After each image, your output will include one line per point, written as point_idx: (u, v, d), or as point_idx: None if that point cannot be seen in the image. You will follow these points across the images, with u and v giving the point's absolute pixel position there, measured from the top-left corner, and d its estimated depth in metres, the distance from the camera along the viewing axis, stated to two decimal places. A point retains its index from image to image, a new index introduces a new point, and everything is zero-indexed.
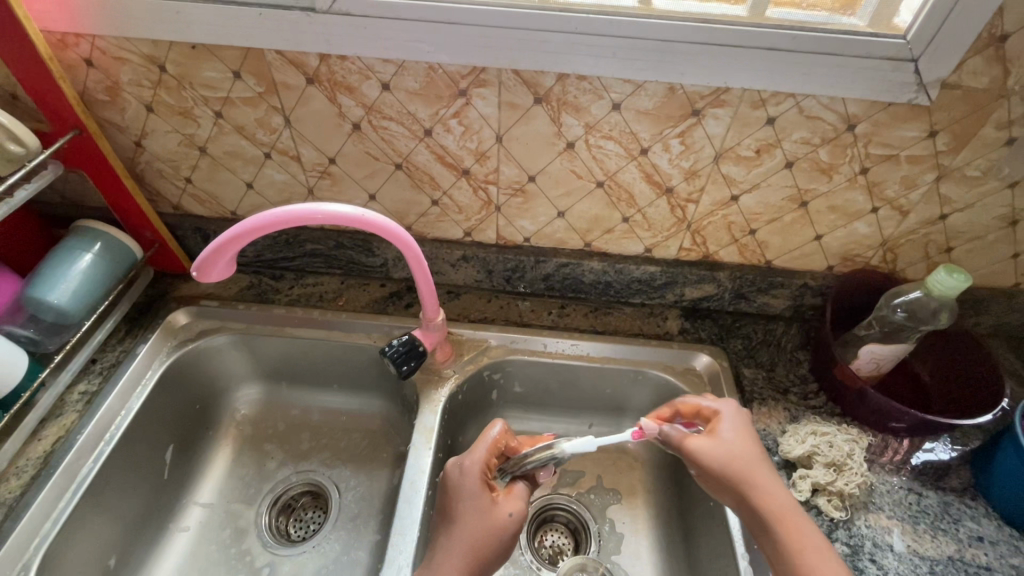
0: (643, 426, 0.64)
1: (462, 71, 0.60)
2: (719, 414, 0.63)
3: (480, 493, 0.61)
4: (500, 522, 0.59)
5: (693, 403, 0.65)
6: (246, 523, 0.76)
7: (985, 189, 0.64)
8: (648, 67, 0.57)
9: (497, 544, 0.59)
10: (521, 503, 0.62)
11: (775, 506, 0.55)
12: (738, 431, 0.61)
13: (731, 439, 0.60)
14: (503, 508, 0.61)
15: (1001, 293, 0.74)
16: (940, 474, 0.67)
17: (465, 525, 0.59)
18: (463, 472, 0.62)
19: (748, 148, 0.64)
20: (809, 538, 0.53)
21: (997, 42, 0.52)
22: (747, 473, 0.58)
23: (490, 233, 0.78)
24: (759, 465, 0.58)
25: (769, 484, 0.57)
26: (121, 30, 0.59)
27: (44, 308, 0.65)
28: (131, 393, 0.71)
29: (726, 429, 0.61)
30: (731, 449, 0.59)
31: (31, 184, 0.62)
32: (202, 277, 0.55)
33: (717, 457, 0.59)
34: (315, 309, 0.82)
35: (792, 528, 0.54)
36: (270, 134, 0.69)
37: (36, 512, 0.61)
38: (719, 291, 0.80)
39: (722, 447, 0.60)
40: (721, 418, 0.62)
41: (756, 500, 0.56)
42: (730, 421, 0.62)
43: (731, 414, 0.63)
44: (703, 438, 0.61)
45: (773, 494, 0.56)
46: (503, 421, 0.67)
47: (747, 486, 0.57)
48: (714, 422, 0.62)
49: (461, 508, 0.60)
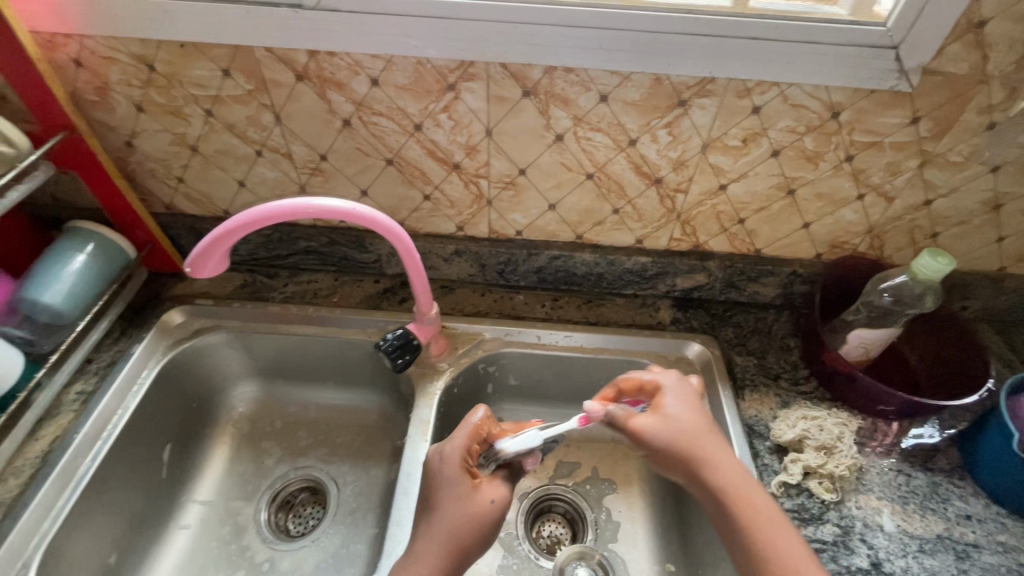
0: (587, 410, 0.62)
1: (450, 65, 0.60)
2: (662, 387, 0.63)
3: (461, 481, 0.61)
4: (481, 509, 0.60)
5: (634, 379, 0.64)
6: (245, 519, 0.77)
7: (968, 174, 0.65)
8: (634, 58, 0.57)
9: (479, 531, 0.59)
10: (504, 490, 0.63)
11: (726, 479, 0.56)
12: (681, 404, 0.61)
13: (675, 412, 0.60)
14: (486, 496, 0.61)
15: (986, 277, 0.76)
16: (929, 455, 0.69)
17: (446, 513, 0.59)
18: (444, 460, 0.62)
19: (735, 138, 0.64)
20: (759, 511, 0.54)
21: (976, 28, 0.53)
22: (695, 448, 0.58)
23: (482, 227, 0.78)
24: (706, 439, 0.58)
25: (717, 458, 0.57)
26: (109, 28, 0.59)
27: (39, 309, 0.66)
28: (127, 391, 0.72)
29: (669, 403, 0.61)
30: (674, 425, 0.59)
31: (24, 185, 0.62)
32: (195, 273, 0.55)
33: (663, 435, 0.59)
34: (309, 305, 0.82)
35: (742, 501, 0.55)
36: (261, 132, 0.69)
37: (35, 511, 0.61)
38: (710, 280, 0.81)
39: (666, 423, 0.60)
40: (664, 392, 0.62)
41: (705, 475, 0.56)
42: (673, 395, 0.62)
43: (675, 387, 0.63)
44: (648, 416, 0.61)
45: (722, 467, 0.57)
46: (486, 407, 0.67)
47: (695, 461, 0.57)
48: (658, 397, 0.63)
49: (443, 496, 0.60)
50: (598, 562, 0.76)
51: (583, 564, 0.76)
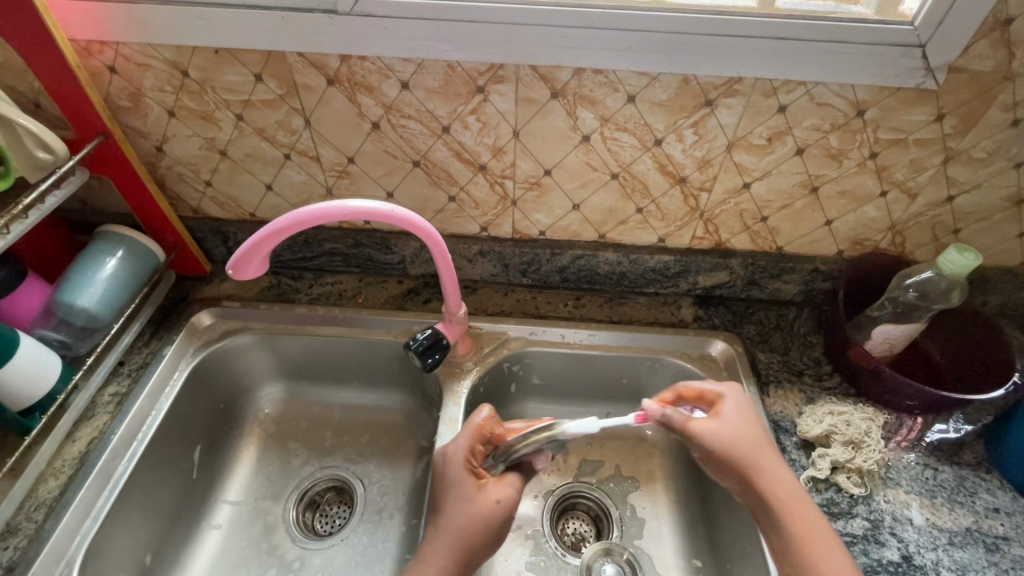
0: (645, 409, 0.63)
1: (480, 68, 0.61)
2: (723, 396, 0.64)
3: (463, 480, 0.63)
4: (485, 508, 0.61)
5: (695, 388, 0.65)
6: (275, 518, 0.78)
7: (991, 169, 0.66)
8: (663, 59, 0.58)
9: (486, 530, 0.60)
10: (511, 490, 0.63)
11: (778, 491, 0.57)
12: (742, 415, 0.62)
13: (736, 422, 0.62)
14: (489, 495, 0.62)
15: (1006, 272, 0.76)
16: (955, 450, 0.69)
17: (450, 512, 0.61)
18: (446, 461, 0.65)
19: (760, 137, 0.65)
20: (812, 524, 0.55)
21: (1003, 26, 0.54)
22: (750, 458, 0.59)
23: (506, 227, 0.79)
24: (762, 449, 0.60)
25: (774, 469, 0.58)
26: (144, 36, 0.60)
27: (74, 313, 0.67)
28: (160, 393, 0.73)
29: (730, 412, 0.62)
30: (734, 434, 0.61)
31: (60, 191, 0.63)
32: (237, 274, 0.56)
33: (724, 440, 0.60)
34: (334, 306, 0.83)
35: (797, 514, 0.56)
36: (290, 136, 0.70)
37: (76, 510, 0.62)
38: (732, 278, 0.82)
39: (727, 431, 0.61)
40: (725, 401, 0.64)
41: (761, 485, 0.58)
42: (733, 404, 0.63)
43: (734, 397, 0.64)
44: (709, 422, 0.62)
45: (779, 480, 0.58)
46: (490, 407, 0.69)
47: (752, 471, 0.58)
48: (718, 405, 0.64)
49: (447, 496, 0.62)
50: (626, 559, 0.77)
51: (609, 560, 0.77)
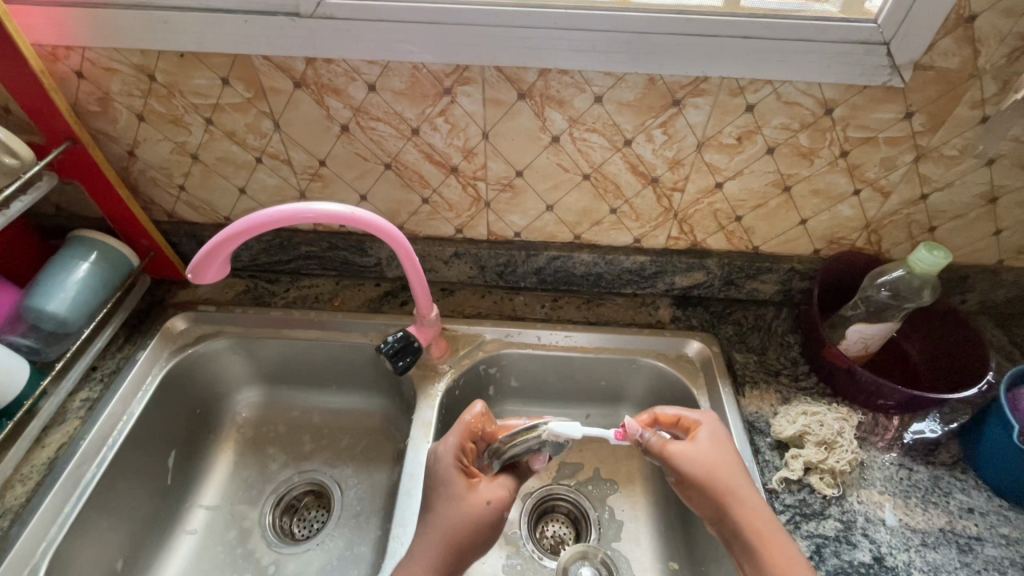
0: (626, 426, 0.62)
1: (446, 69, 0.61)
2: (700, 424, 0.63)
3: (455, 481, 0.61)
4: (477, 509, 0.60)
5: (672, 414, 0.65)
6: (251, 523, 0.77)
7: (963, 167, 0.65)
8: (627, 59, 0.58)
9: (477, 531, 0.59)
10: (503, 491, 0.62)
11: (750, 518, 0.56)
12: (715, 440, 0.62)
13: (709, 449, 0.61)
14: (482, 496, 0.61)
15: (982, 270, 0.76)
16: (930, 449, 0.69)
17: (441, 512, 0.60)
18: (438, 460, 0.63)
19: (729, 136, 0.65)
20: (781, 545, 0.55)
21: (966, 23, 0.54)
22: (724, 485, 0.58)
23: (481, 229, 0.79)
24: (736, 477, 0.59)
25: (744, 492, 0.58)
26: (109, 40, 0.60)
27: (43, 318, 0.67)
28: (132, 398, 0.72)
29: (705, 439, 0.62)
30: (706, 460, 0.60)
31: (27, 196, 0.63)
32: (198, 277, 0.56)
33: (699, 467, 0.59)
34: (311, 310, 0.83)
35: (769, 540, 0.55)
36: (260, 139, 0.70)
37: (43, 516, 0.62)
38: (709, 278, 0.82)
39: (701, 457, 0.60)
40: (701, 429, 0.63)
41: (735, 513, 0.57)
42: (709, 431, 0.62)
43: (711, 425, 0.63)
44: (684, 445, 0.61)
45: (749, 503, 0.57)
46: (482, 404, 0.67)
47: (725, 499, 0.58)
48: (694, 431, 0.63)
49: (441, 496, 0.61)
50: (602, 560, 0.76)
51: (586, 563, 0.76)
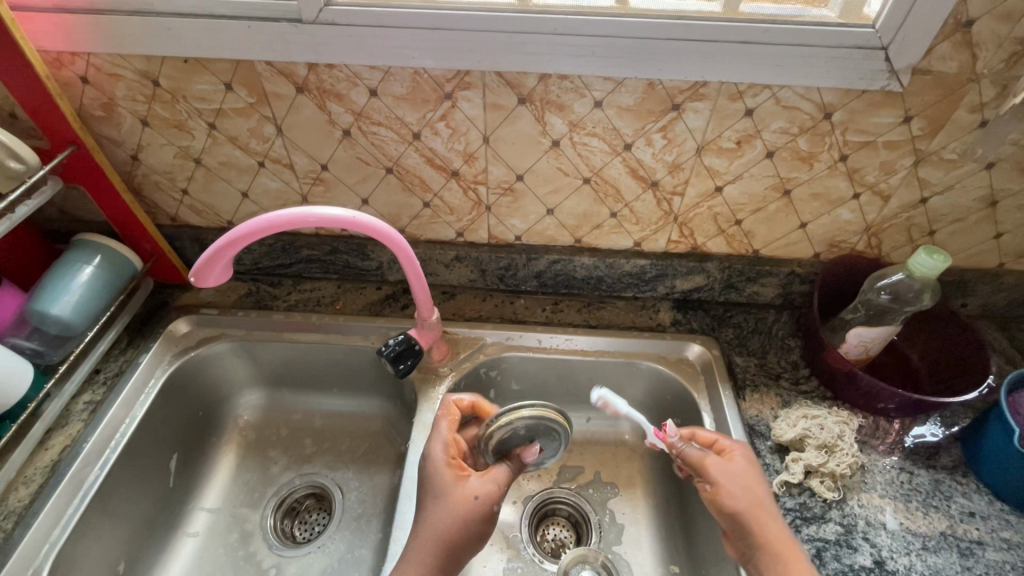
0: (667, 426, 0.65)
1: (447, 74, 0.61)
2: (737, 447, 0.62)
3: (444, 477, 0.62)
4: (465, 505, 0.60)
5: (711, 436, 0.64)
6: (252, 526, 0.77)
7: (962, 171, 0.66)
8: (627, 64, 0.58)
9: (467, 528, 0.59)
10: (494, 484, 0.62)
11: (777, 541, 0.55)
12: (750, 465, 0.61)
13: (745, 476, 0.59)
14: (470, 490, 0.61)
15: (983, 273, 0.76)
16: (931, 453, 0.69)
17: (431, 509, 0.60)
18: (428, 456, 0.64)
19: (729, 140, 0.65)
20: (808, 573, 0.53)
21: (963, 28, 0.54)
22: (759, 512, 0.57)
23: (481, 233, 0.79)
24: (768, 507, 0.57)
25: (775, 522, 0.56)
26: (113, 46, 0.61)
27: (47, 321, 0.67)
28: (135, 401, 0.73)
29: (742, 467, 0.60)
30: (741, 482, 0.59)
31: (32, 201, 0.63)
32: (200, 281, 0.56)
33: (734, 487, 0.58)
34: (313, 313, 0.84)
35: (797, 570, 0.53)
36: (262, 143, 0.70)
37: (46, 518, 0.62)
38: (709, 282, 0.82)
39: (737, 479, 0.59)
40: (739, 455, 0.62)
41: (765, 535, 0.55)
42: (744, 456, 0.62)
43: (745, 449, 0.63)
44: (721, 465, 0.60)
45: (777, 531, 0.56)
46: (467, 399, 0.69)
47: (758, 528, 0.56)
48: (728, 452, 0.62)
49: (430, 494, 0.61)
50: (603, 564, 0.76)
51: (587, 567, 0.75)
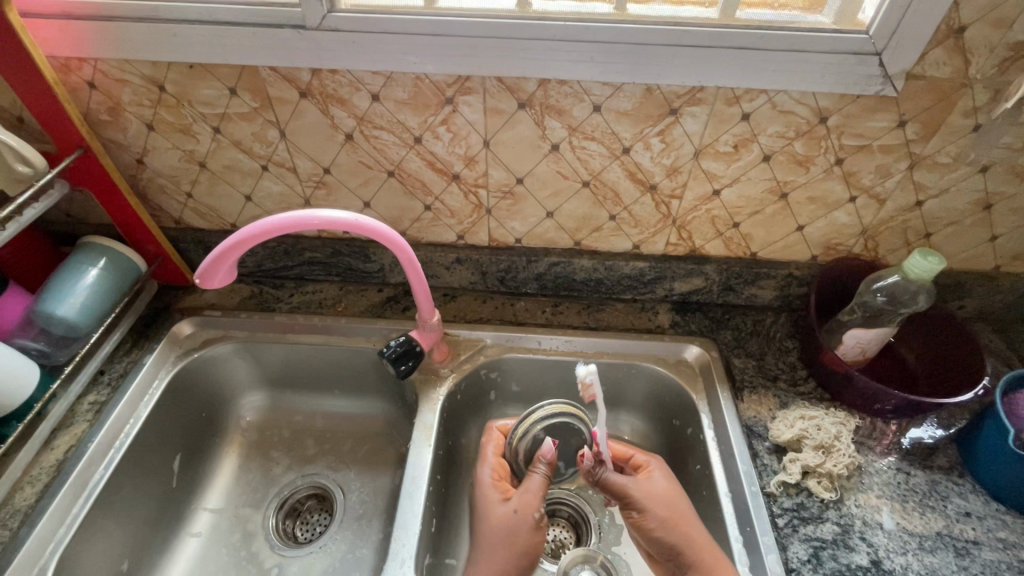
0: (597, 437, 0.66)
1: (448, 80, 0.62)
2: (652, 464, 0.68)
3: (487, 497, 0.65)
4: (506, 519, 0.63)
5: (626, 449, 0.70)
6: (254, 526, 0.78)
7: (957, 174, 0.66)
8: (625, 69, 0.59)
9: (513, 542, 0.62)
10: (533, 496, 0.64)
11: (706, 553, 0.59)
12: (668, 479, 0.67)
13: (663, 486, 0.65)
14: (510, 506, 0.64)
15: (979, 275, 0.77)
16: (928, 454, 0.69)
17: (480, 528, 0.63)
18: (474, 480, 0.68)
19: (726, 144, 0.66)
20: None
21: (956, 34, 0.55)
22: (678, 520, 0.62)
23: (482, 235, 0.80)
24: (687, 512, 0.63)
25: (700, 532, 0.61)
26: (120, 52, 0.62)
27: (53, 323, 0.68)
28: (139, 402, 0.74)
29: (658, 477, 0.66)
30: (660, 496, 0.64)
31: (40, 203, 0.64)
32: (205, 283, 0.57)
33: (654, 502, 0.64)
34: (315, 315, 0.84)
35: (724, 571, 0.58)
36: (266, 147, 0.71)
37: (51, 517, 0.63)
38: (708, 284, 0.82)
39: (656, 494, 0.64)
40: (654, 467, 0.68)
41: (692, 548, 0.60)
42: (660, 471, 0.67)
43: (661, 465, 0.69)
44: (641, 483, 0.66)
45: (703, 541, 0.61)
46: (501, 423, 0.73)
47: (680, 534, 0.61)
48: (647, 469, 0.68)
49: (478, 514, 0.65)
50: (602, 563, 0.75)
51: (586, 567, 0.74)
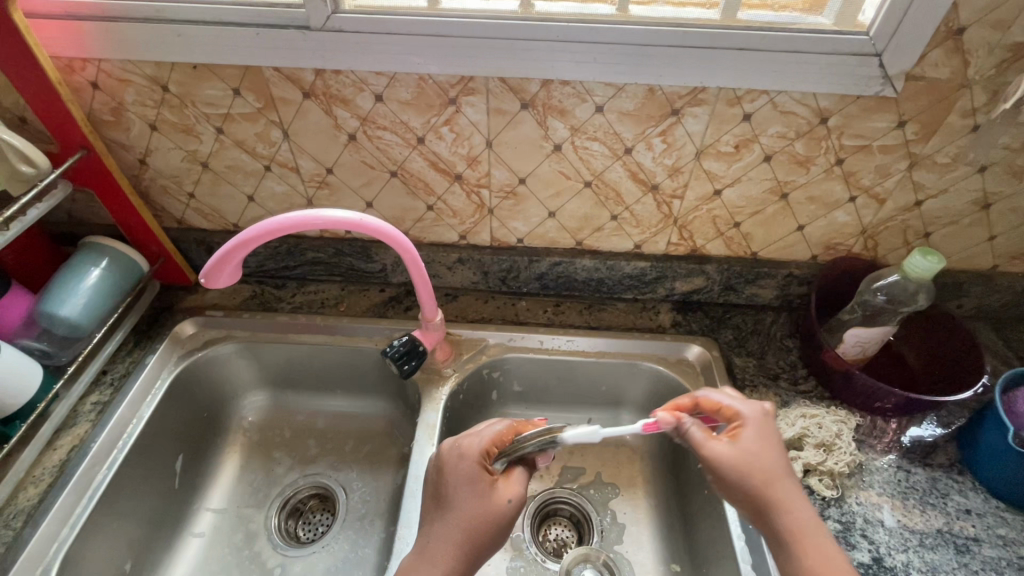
0: (658, 418, 0.60)
1: (451, 80, 0.63)
2: (745, 417, 0.60)
3: (478, 480, 0.61)
4: (497, 507, 0.60)
5: (716, 402, 0.62)
6: (257, 526, 0.78)
7: (956, 174, 0.67)
8: (627, 70, 0.60)
9: (495, 530, 0.59)
10: (521, 489, 0.62)
11: (796, 524, 0.54)
12: (761, 437, 0.58)
13: (755, 448, 0.57)
14: (502, 496, 0.61)
15: (977, 275, 0.77)
16: (928, 451, 0.70)
17: (460, 510, 0.59)
18: (462, 456, 0.62)
19: (727, 144, 0.66)
20: (828, 557, 0.52)
21: (955, 35, 0.55)
22: (766, 486, 0.56)
23: (484, 235, 0.80)
24: (782, 477, 0.56)
25: (792, 501, 0.55)
26: (125, 53, 0.62)
27: (56, 322, 0.68)
28: (141, 402, 0.74)
29: (749, 437, 0.58)
30: (750, 459, 0.57)
31: (43, 204, 0.64)
32: (210, 282, 0.57)
33: (740, 468, 0.56)
34: (317, 315, 0.85)
35: (809, 545, 0.53)
36: (269, 148, 0.72)
37: (54, 517, 0.63)
38: (709, 283, 0.83)
39: (745, 456, 0.57)
40: (746, 424, 0.59)
41: (780, 517, 0.54)
42: (753, 427, 0.59)
43: (755, 418, 0.60)
44: (726, 443, 0.58)
45: (796, 510, 0.55)
46: (510, 417, 0.66)
47: (770, 502, 0.55)
48: (735, 425, 0.60)
49: (458, 493, 0.60)
50: (604, 563, 0.77)
51: (589, 566, 0.76)
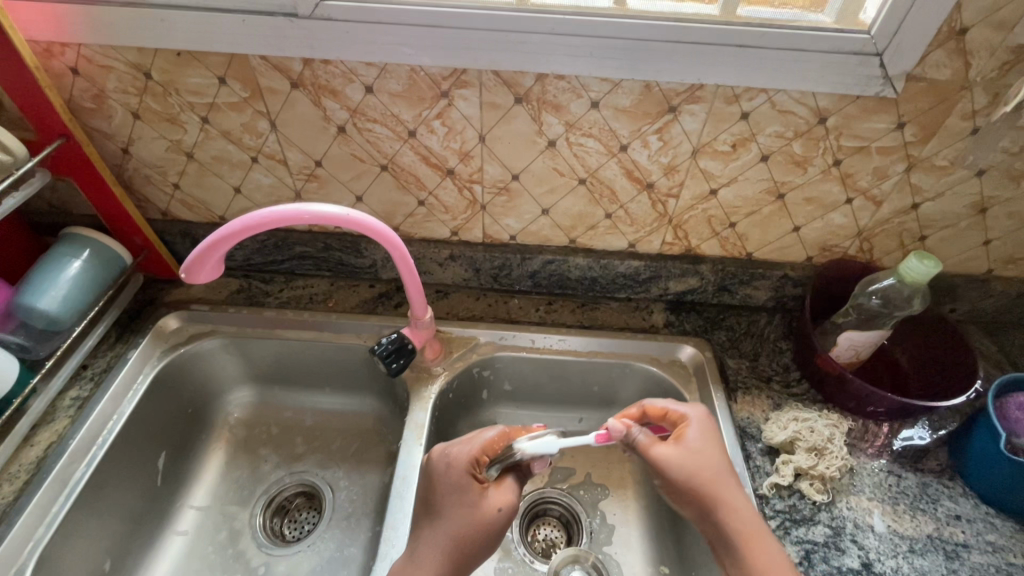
0: (609, 428, 0.62)
1: (443, 73, 0.61)
2: (689, 418, 0.63)
3: (467, 488, 0.60)
4: (487, 516, 0.59)
5: (659, 408, 0.64)
6: (241, 524, 0.77)
7: (953, 178, 0.66)
8: (623, 66, 0.58)
9: (485, 538, 0.58)
10: (511, 496, 0.61)
11: (738, 522, 0.56)
12: (703, 437, 0.61)
13: (696, 446, 0.60)
14: (493, 504, 0.60)
15: (971, 279, 0.77)
16: (919, 456, 0.69)
17: (450, 518, 0.58)
18: (451, 465, 0.61)
19: (724, 143, 0.65)
20: (768, 553, 0.54)
21: (958, 36, 0.54)
22: (707, 486, 0.58)
23: (476, 231, 0.79)
24: (722, 476, 0.58)
25: (733, 498, 0.57)
26: (105, 38, 0.60)
27: (34, 316, 0.66)
28: (123, 397, 0.72)
29: (692, 437, 0.61)
30: (691, 457, 0.59)
31: (20, 192, 0.62)
32: (191, 277, 0.56)
33: (681, 467, 0.59)
34: (305, 310, 0.83)
35: (753, 542, 0.55)
36: (256, 138, 0.70)
37: (31, 515, 0.61)
38: (702, 284, 0.82)
39: (685, 455, 0.59)
40: (688, 424, 0.62)
41: (720, 515, 0.56)
42: (696, 426, 0.62)
43: (699, 419, 0.63)
44: (668, 445, 0.60)
45: (736, 508, 0.56)
46: (501, 424, 0.65)
47: (710, 500, 0.57)
48: (681, 427, 0.62)
49: (449, 502, 0.59)
50: (593, 564, 0.76)
51: (577, 567, 0.76)
